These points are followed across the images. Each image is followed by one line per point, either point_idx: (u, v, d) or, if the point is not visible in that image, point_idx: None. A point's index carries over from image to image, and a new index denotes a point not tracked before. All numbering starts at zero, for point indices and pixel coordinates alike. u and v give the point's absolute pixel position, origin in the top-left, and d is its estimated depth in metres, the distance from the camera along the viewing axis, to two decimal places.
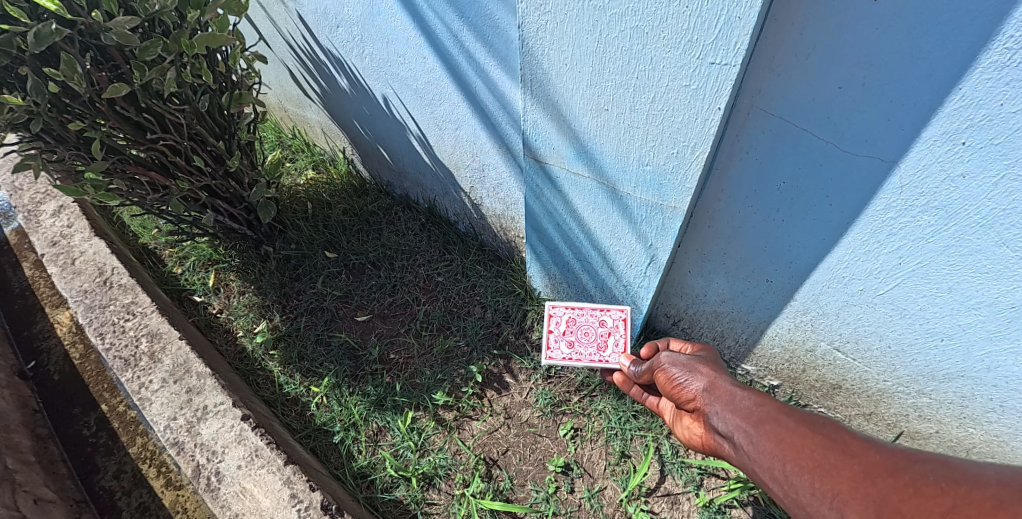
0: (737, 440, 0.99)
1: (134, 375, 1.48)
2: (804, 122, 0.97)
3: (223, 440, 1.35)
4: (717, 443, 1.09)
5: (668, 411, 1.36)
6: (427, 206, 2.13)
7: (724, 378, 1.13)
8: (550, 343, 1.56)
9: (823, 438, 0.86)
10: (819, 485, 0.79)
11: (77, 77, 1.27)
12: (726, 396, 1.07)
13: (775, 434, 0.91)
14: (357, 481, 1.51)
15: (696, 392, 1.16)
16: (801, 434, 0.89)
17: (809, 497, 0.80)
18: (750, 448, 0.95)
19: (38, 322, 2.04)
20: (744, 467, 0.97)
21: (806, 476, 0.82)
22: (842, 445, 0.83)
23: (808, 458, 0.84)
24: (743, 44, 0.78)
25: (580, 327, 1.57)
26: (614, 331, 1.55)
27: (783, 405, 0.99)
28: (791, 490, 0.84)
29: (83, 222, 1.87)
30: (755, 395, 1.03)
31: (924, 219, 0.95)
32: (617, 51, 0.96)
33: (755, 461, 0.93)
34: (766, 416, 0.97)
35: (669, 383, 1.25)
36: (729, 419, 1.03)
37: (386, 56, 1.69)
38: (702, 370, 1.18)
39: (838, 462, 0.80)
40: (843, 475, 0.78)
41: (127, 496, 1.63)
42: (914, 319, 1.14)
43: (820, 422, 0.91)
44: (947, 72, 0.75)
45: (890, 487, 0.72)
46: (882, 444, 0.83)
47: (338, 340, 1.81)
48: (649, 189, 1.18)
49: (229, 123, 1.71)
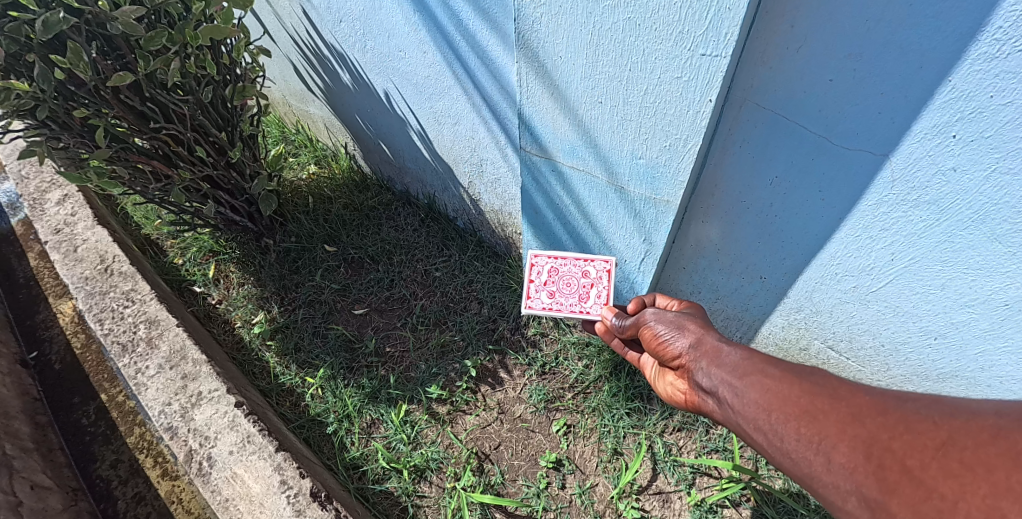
0: (723, 394, 1.00)
1: (131, 361, 1.50)
2: (796, 117, 0.97)
3: (216, 426, 1.36)
4: (701, 400, 1.11)
5: (649, 367, 1.37)
6: (427, 202, 2.15)
7: (710, 334, 1.13)
8: (530, 292, 1.52)
9: (810, 385, 0.87)
10: (806, 431, 0.80)
11: (83, 65, 1.30)
12: (712, 353, 1.08)
13: (761, 386, 0.92)
14: (349, 472, 1.52)
15: (680, 350, 1.17)
16: (786, 382, 0.90)
17: (794, 443, 0.81)
18: (735, 401, 0.96)
19: (41, 312, 2.07)
20: (729, 421, 0.99)
21: (793, 423, 0.83)
22: (829, 390, 0.84)
23: (795, 405, 0.85)
24: (733, 35, 0.79)
25: (562, 277, 1.53)
26: (598, 282, 1.50)
27: (770, 358, 0.99)
28: (776, 439, 0.85)
29: (87, 211, 1.90)
30: (741, 349, 1.04)
31: (916, 214, 0.95)
32: (610, 43, 0.96)
33: (740, 413, 0.94)
34: (753, 368, 0.98)
35: (654, 339, 1.24)
36: (714, 374, 1.04)
37: (388, 51, 1.70)
38: (689, 327, 1.18)
39: (825, 407, 0.81)
40: (831, 418, 0.78)
41: (123, 485, 1.64)
42: (907, 317, 1.15)
43: (807, 371, 0.92)
44: (936, 65, 0.75)
45: (880, 427, 0.73)
46: (866, 386, 0.84)
47: (335, 332, 1.81)
48: (643, 183, 1.18)
49: (233, 115, 1.73)
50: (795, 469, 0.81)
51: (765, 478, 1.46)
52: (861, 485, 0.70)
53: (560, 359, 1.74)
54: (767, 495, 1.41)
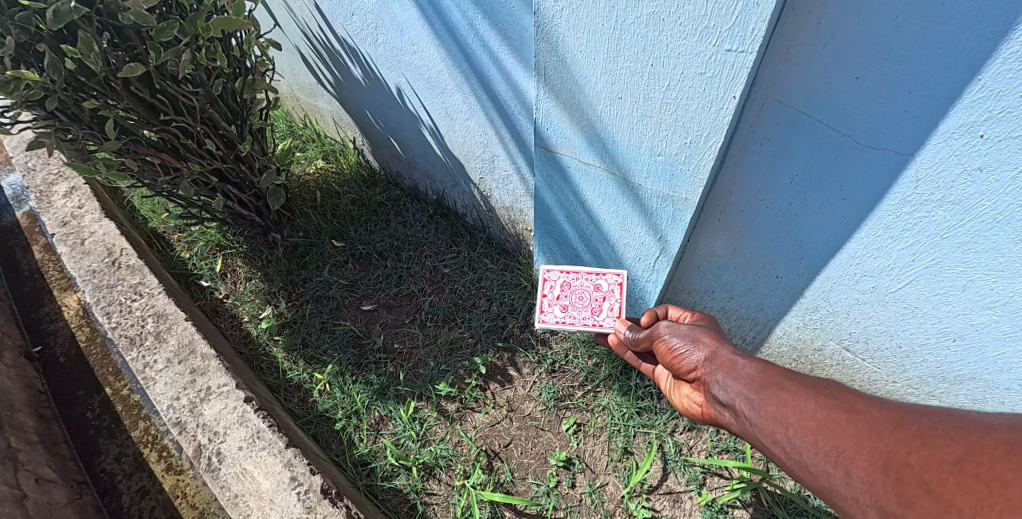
0: (739, 407, 0.99)
1: (139, 354, 1.49)
2: (818, 114, 0.96)
3: (225, 421, 1.35)
4: (717, 412, 1.10)
5: (664, 379, 1.37)
6: (436, 198, 2.13)
7: (725, 346, 1.12)
8: (543, 306, 1.54)
9: (826, 398, 0.86)
10: (824, 445, 0.80)
11: (93, 55, 1.28)
12: (727, 365, 1.07)
13: (778, 399, 0.92)
14: (357, 468, 1.51)
15: (696, 363, 1.16)
16: (803, 397, 0.89)
17: (813, 458, 0.81)
18: (752, 414, 0.95)
19: (46, 305, 2.05)
20: (746, 434, 0.98)
21: (810, 436, 0.82)
22: (846, 404, 0.83)
23: (811, 418, 0.84)
24: (760, 30, 0.78)
25: (574, 291, 1.54)
26: (610, 296, 1.52)
27: (786, 371, 0.99)
28: (794, 452, 0.84)
29: (94, 204, 1.89)
30: (758, 362, 1.03)
31: (939, 214, 0.94)
32: (633, 38, 0.95)
33: (757, 426, 0.94)
34: (769, 381, 0.97)
35: (669, 353, 1.23)
36: (730, 387, 1.03)
37: (400, 44, 1.69)
38: (704, 340, 1.16)
39: (841, 421, 0.80)
40: (848, 433, 0.78)
41: (127, 479, 1.64)
42: (926, 318, 1.14)
43: (823, 384, 0.91)
44: (966, 62, 0.74)
45: (898, 441, 0.72)
46: (883, 400, 0.83)
47: (343, 328, 1.80)
48: (661, 180, 1.17)
49: (242, 108, 1.72)
50: (815, 482, 0.80)
51: (776, 479, 1.46)
52: (880, 499, 0.69)
53: (570, 357, 1.73)
54: (778, 496, 1.40)
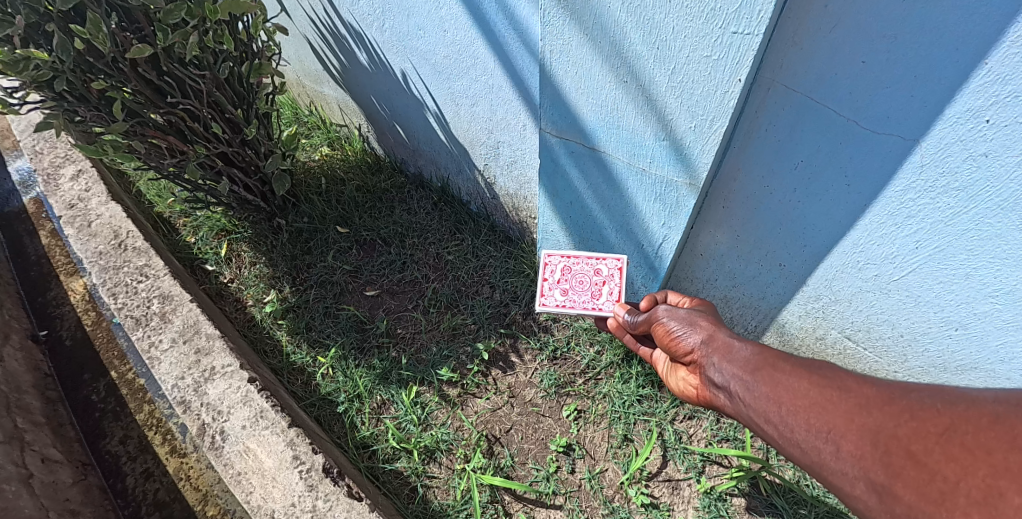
0: (734, 389, 1.00)
1: (145, 334, 1.50)
2: (823, 99, 0.95)
3: (229, 401, 1.37)
4: (712, 395, 1.11)
5: (661, 363, 1.37)
6: (440, 185, 2.13)
7: (722, 330, 1.13)
8: (544, 290, 1.53)
9: (819, 378, 0.86)
10: (815, 422, 0.80)
11: (102, 36, 1.28)
12: (724, 348, 1.07)
13: (772, 379, 0.92)
14: (359, 450, 1.52)
15: (692, 346, 1.16)
16: (795, 376, 0.89)
17: (804, 435, 0.81)
18: (746, 395, 0.96)
19: (52, 289, 2.07)
20: (741, 416, 0.99)
21: (802, 414, 0.82)
22: (838, 382, 0.83)
23: (803, 397, 0.84)
24: (766, 12, 0.77)
25: (575, 275, 1.55)
26: (610, 280, 1.52)
27: (782, 353, 0.98)
28: (785, 430, 0.85)
29: (101, 187, 1.90)
30: (754, 344, 1.03)
31: (944, 200, 0.93)
32: (639, 20, 0.95)
33: (751, 407, 0.94)
34: (764, 363, 0.96)
35: (667, 336, 1.24)
36: (726, 370, 1.03)
37: (406, 29, 1.70)
38: (701, 324, 1.17)
39: (833, 398, 0.80)
40: (839, 409, 0.78)
41: (132, 461, 1.65)
42: (930, 307, 1.14)
43: (817, 364, 0.91)
44: (975, 47, 0.73)
45: (887, 416, 0.72)
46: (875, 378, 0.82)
47: (347, 313, 1.81)
48: (665, 165, 1.17)
49: (248, 92, 1.73)
50: (804, 458, 0.81)
51: (776, 468, 1.46)
52: (868, 471, 0.69)
53: (572, 345, 1.73)
54: (777, 485, 1.41)
